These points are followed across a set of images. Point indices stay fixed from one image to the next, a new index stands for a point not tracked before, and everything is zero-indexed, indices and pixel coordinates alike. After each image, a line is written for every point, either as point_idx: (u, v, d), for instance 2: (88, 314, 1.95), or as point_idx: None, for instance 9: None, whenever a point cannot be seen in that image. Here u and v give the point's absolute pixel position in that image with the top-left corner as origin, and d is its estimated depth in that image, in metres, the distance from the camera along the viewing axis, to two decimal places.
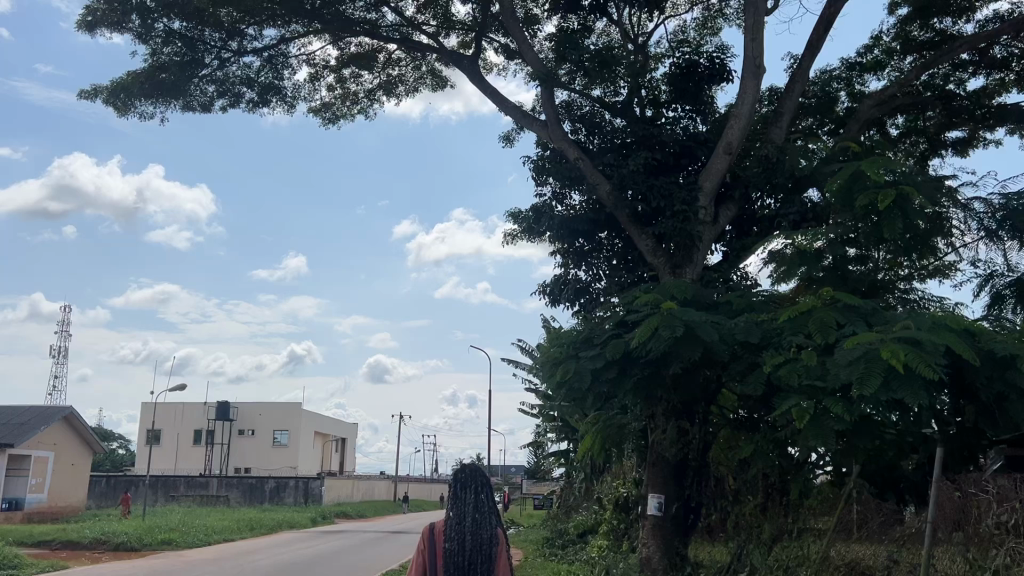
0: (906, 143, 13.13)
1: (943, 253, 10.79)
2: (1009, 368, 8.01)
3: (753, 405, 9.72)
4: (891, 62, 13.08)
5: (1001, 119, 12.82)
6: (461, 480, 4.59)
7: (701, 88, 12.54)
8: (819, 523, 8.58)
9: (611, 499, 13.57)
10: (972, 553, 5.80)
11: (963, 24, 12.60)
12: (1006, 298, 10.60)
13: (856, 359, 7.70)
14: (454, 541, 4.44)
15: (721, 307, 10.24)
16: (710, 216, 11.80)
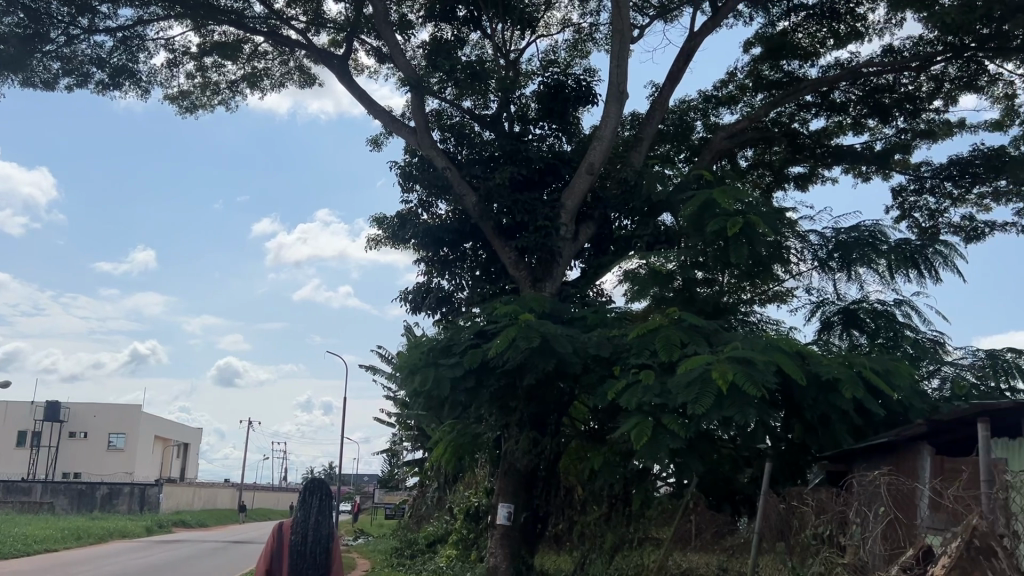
0: (754, 174, 14.16)
1: (781, 280, 11.52)
2: (832, 390, 8.64)
3: (604, 418, 10.04)
4: (743, 98, 13.90)
5: (837, 159, 13.75)
6: (308, 489, 4.52)
7: (567, 109, 12.85)
8: (658, 532, 8.87)
9: (461, 509, 13.59)
10: (793, 561, 6.20)
11: (808, 67, 13.44)
12: (833, 324, 11.47)
13: (692, 380, 8.15)
14: (298, 535, 4.42)
15: (576, 322, 10.53)
16: (571, 233, 12.12)
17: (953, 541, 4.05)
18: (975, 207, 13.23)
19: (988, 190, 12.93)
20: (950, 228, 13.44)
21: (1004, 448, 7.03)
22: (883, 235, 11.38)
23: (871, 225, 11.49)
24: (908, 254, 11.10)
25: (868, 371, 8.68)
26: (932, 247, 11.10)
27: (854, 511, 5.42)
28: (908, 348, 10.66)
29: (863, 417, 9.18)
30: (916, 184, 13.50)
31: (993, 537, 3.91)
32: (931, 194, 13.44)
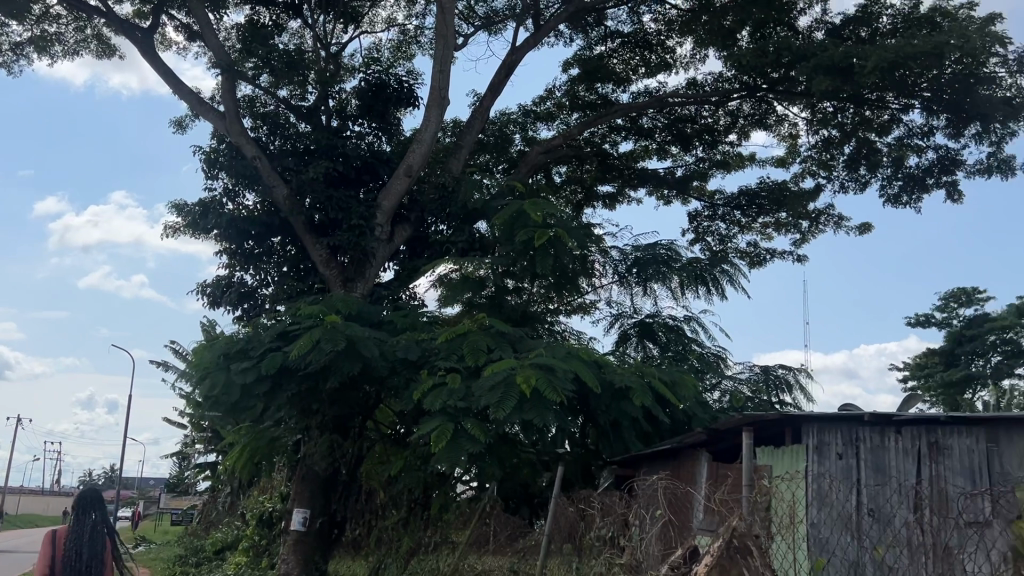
0: (567, 190, 14.79)
1: (585, 292, 12.02)
2: (624, 398, 9.12)
3: (407, 422, 9.99)
4: (560, 115, 14.45)
5: (642, 181, 14.54)
6: (79, 498, 4.66)
7: (388, 108, 12.72)
8: (455, 536, 8.93)
9: (254, 515, 13.06)
10: (577, 562, 6.46)
11: (620, 92, 14.14)
12: (630, 336, 12.08)
13: (496, 384, 8.29)
14: (71, 542, 4.55)
15: (385, 325, 10.42)
16: (386, 235, 12.01)
17: (716, 541, 4.37)
18: (759, 235, 14.49)
19: (770, 220, 14.19)
20: (736, 253, 14.61)
21: (768, 455, 7.69)
22: (677, 254, 12.15)
23: (667, 245, 12.24)
24: (698, 272, 11.95)
25: (658, 382, 9.21)
26: (719, 268, 12.03)
27: (634, 514, 5.72)
28: (694, 362, 11.48)
29: (651, 424, 9.74)
30: (710, 211, 14.55)
31: (750, 538, 4.26)
32: (722, 221, 14.54)
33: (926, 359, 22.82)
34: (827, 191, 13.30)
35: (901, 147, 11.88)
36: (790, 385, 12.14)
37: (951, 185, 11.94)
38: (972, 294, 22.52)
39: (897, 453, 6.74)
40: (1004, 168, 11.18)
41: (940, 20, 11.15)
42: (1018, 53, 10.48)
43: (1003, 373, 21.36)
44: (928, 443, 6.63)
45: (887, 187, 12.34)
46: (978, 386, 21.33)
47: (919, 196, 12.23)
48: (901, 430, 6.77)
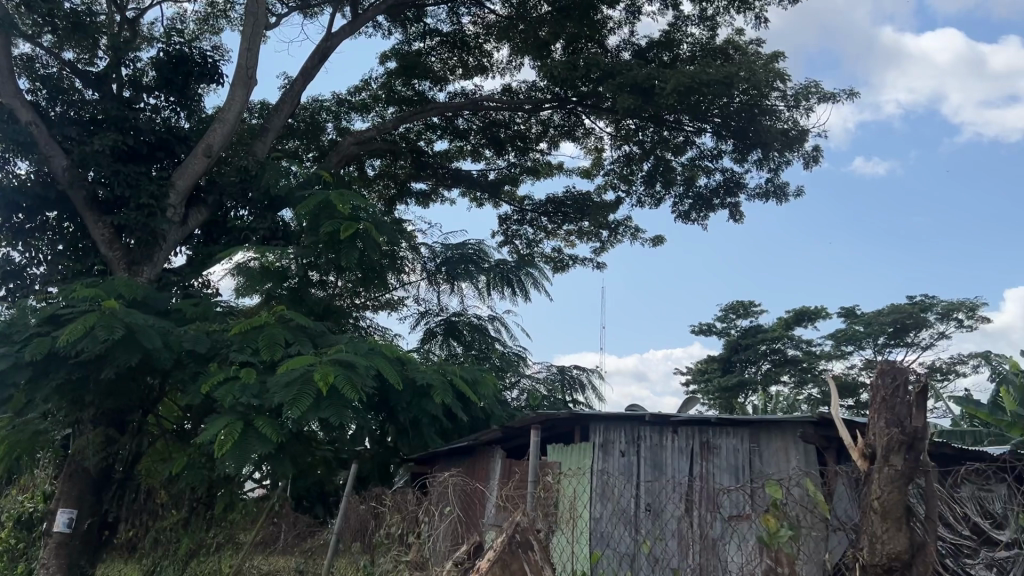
0: (379, 184, 14.65)
1: (392, 288, 11.93)
2: (424, 396, 9.12)
3: (194, 416, 9.45)
4: (375, 108, 14.26)
5: (455, 181, 14.65)
6: None
7: (188, 83, 11.96)
8: (240, 536, 8.55)
9: (10, 516, 11.82)
10: (363, 560, 6.39)
11: (437, 90, 14.16)
12: (435, 334, 12.11)
13: (293, 380, 8.01)
14: None
15: (172, 314, 9.80)
16: (179, 217, 11.30)
17: (499, 535, 4.46)
18: (562, 242, 15.03)
19: (573, 229, 14.72)
20: (542, 257, 15.08)
21: (558, 452, 7.99)
22: (485, 255, 12.35)
23: (476, 245, 12.41)
24: (504, 274, 12.19)
25: (459, 379, 9.27)
26: (524, 271, 12.28)
27: (423, 510, 5.72)
28: (496, 360, 11.72)
29: (450, 421, 9.81)
30: (519, 215, 14.92)
31: (532, 532, 4.39)
32: (530, 226, 14.94)
33: (706, 365, 24.48)
34: (626, 203, 14.03)
35: (693, 168, 12.72)
36: (583, 384, 12.69)
37: (734, 206, 12.98)
38: (749, 307, 24.61)
39: (674, 451, 7.20)
40: (779, 194, 12.30)
41: (732, 52, 12.10)
42: (794, 89, 11.55)
43: (771, 380, 23.53)
44: (699, 442, 7.11)
45: (679, 204, 13.23)
46: (749, 391, 23.37)
47: (707, 214, 13.24)
48: (677, 430, 7.24)
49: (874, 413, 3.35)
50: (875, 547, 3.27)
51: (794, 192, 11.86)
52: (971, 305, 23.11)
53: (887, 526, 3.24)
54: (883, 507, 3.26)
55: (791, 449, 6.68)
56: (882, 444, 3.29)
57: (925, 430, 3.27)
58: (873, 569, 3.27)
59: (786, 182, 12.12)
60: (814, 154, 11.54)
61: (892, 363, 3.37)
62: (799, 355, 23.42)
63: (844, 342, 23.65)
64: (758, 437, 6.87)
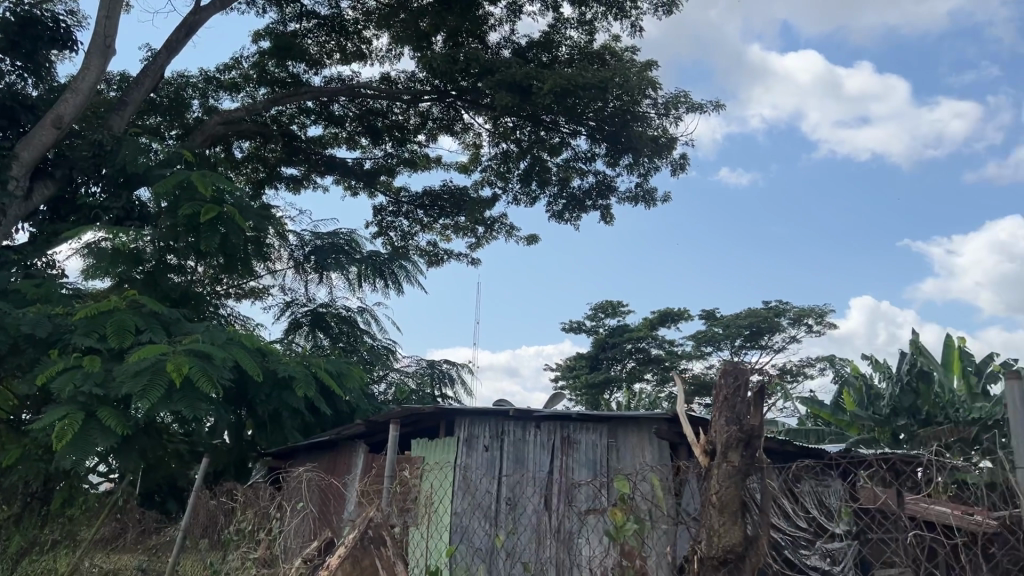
0: (247, 167, 14.15)
1: (257, 275, 11.54)
2: (285, 388, 8.87)
3: (31, 405, 8.82)
4: (245, 88, 13.77)
5: (329, 168, 14.35)
6: None
7: (38, 48, 11.13)
8: (78, 533, 8.05)
9: None
10: (211, 557, 6.14)
11: (312, 74, 13.80)
12: (301, 325, 11.78)
13: (142, 370, 7.56)
14: None
15: (10, 295, 9.11)
16: (22, 190, 10.53)
17: (351, 531, 4.38)
18: (438, 236, 14.95)
19: (448, 223, 14.68)
20: (416, 251, 14.96)
21: (422, 446, 7.94)
22: (356, 245, 12.13)
23: (348, 235, 12.18)
24: (376, 265, 11.97)
25: (323, 372, 9.04)
26: (397, 263, 12.03)
27: (275, 506, 5.54)
28: (363, 353, 11.55)
29: (313, 415, 9.59)
30: (394, 206, 14.75)
31: (385, 528, 4.33)
32: (405, 218, 14.80)
33: (574, 362, 24.98)
34: (502, 200, 14.11)
35: (567, 169, 12.94)
36: (452, 379, 12.69)
37: (605, 208, 13.31)
38: (616, 307, 25.33)
39: (535, 446, 7.26)
40: (647, 198, 12.69)
41: (608, 58, 12.39)
42: (665, 98, 11.93)
43: (636, 378, 24.29)
44: (560, 437, 7.20)
45: (553, 204, 13.44)
46: (615, 387, 24.01)
47: (580, 215, 13.51)
48: (540, 425, 7.32)
49: (716, 411, 3.50)
50: (712, 540, 3.41)
51: (661, 197, 12.27)
52: (819, 311, 24.66)
53: (723, 519, 3.39)
54: (720, 502, 3.40)
55: (646, 445, 6.91)
56: (721, 441, 3.44)
57: (761, 429, 3.44)
58: (709, 560, 3.41)
59: (654, 187, 12.52)
60: (682, 162, 11.96)
61: (734, 364, 3.53)
62: (662, 354, 24.34)
63: (703, 343, 24.72)
64: (615, 433, 7.06)
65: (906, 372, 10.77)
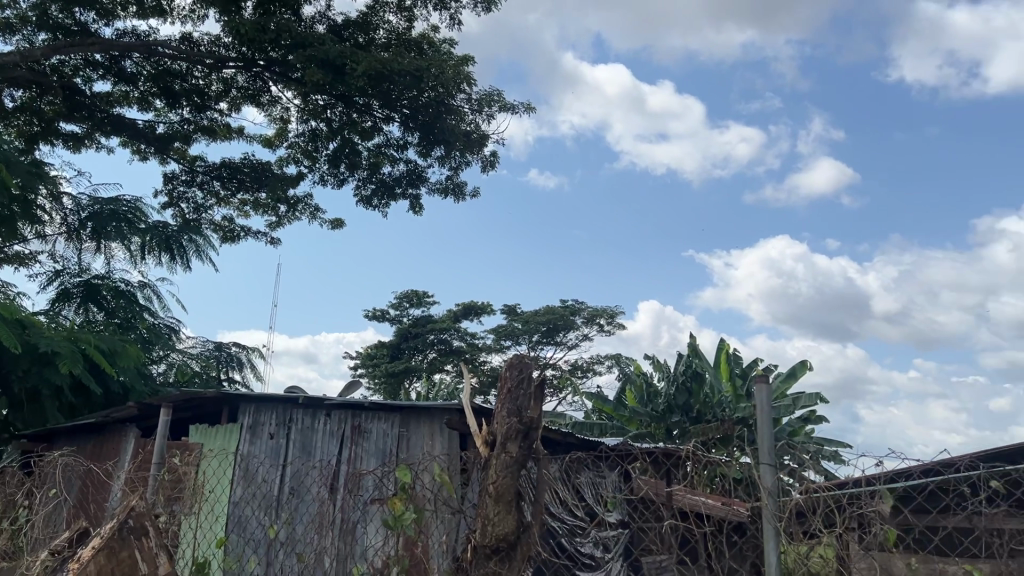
0: (18, 119, 12.79)
1: (23, 238, 10.44)
2: (46, 364, 8.10)
3: None
4: (22, 30, 12.47)
5: (116, 129, 13.29)
6: None
7: None
8: None
9: None
10: None
11: (103, 25, 12.67)
12: (70, 296, 10.70)
13: None
14: None
15: None
16: None
17: (109, 520, 4.05)
18: (235, 211, 14.22)
19: (248, 199, 14.03)
20: (209, 225, 14.18)
21: (201, 432, 7.53)
22: (141, 214, 11.25)
23: (132, 203, 11.26)
24: (163, 237, 11.18)
25: (93, 350, 8.32)
26: (185, 236, 11.45)
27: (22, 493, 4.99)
28: (142, 331, 10.77)
29: (77, 395, 8.81)
30: (188, 176, 13.86)
31: (147, 518, 4.04)
32: (199, 189, 13.97)
33: (374, 350, 24.69)
34: (306, 179, 13.65)
35: (378, 154, 12.74)
36: (241, 362, 12.14)
37: (413, 197, 13.24)
38: (421, 297, 25.33)
39: (324, 435, 7.09)
40: (456, 191, 12.77)
41: (425, 47, 12.35)
42: (479, 94, 12.03)
43: (435, 368, 24.39)
44: (350, 426, 7.08)
45: (361, 188, 13.20)
46: (413, 377, 24.01)
47: (388, 202, 13.37)
48: (330, 413, 7.15)
49: (499, 402, 3.58)
50: (486, 528, 3.48)
51: (469, 191, 12.39)
52: (611, 312, 25.97)
53: (499, 508, 3.46)
54: (497, 491, 3.47)
55: (436, 435, 6.87)
56: (501, 432, 3.51)
57: (539, 420, 3.55)
58: (482, 549, 3.48)
59: (464, 181, 12.61)
60: (491, 159, 12.12)
61: (520, 357, 3.63)
62: (462, 346, 24.64)
63: (502, 337, 25.28)
64: (407, 423, 7.00)
65: (682, 373, 11.80)
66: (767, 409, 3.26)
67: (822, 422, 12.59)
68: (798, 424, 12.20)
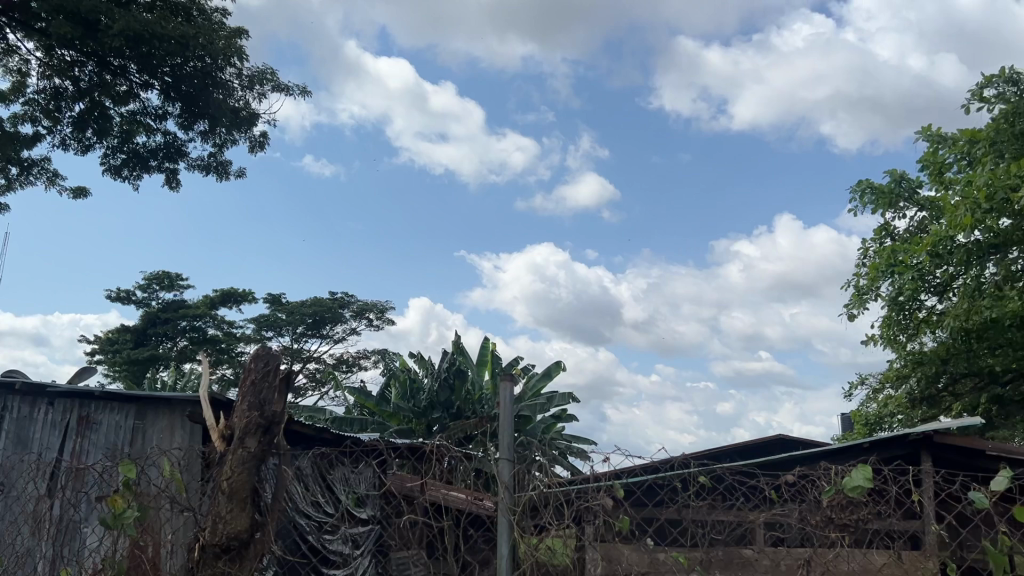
0: None
1: None
2: None
3: None
4: None
5: None
6: None
7: None
8: None
9: None
10: None
11: None
12: None
13: None
14: None
15: None
16: None
17: None
18: None
19: None
20: None
21: None
22: None
23: None
24: None
25: None
26: None
27: None
28: None
29: None
30: None
31: None
32: None
33: (116, 335, 22.66)
34: (45, 142, 12.27)
35: (132, 121, 11.73)
36: None
37: (170, 171, 12.36)
38: (174, 280, 23.72)
39: (45, 426, 6.45)
40: (220, 170, 12.08)
41: (195, 14, 11.56)
42: (250, 71, 11.52)
43: (185, 357, 23.01)
44: (77, 417, 6.46)
45: (110, 157, 12.06)
46: (160, 366, 22.43)
47: (140, 174, 12.35)
48: (54, 403, 6.51)
49: (240, 395, 3.41)
50: (216, 526, 3.30)
51: (234, 171, 11.77)
52: (380, 306, 25.82)
53: (231, 506, 3.31)
54: (231, 488, 3.31)
55: (176, 429, 6.30)
56: (240, 426, 3.35)
57: (283, 415, 3.43)
58: (210, 548, 3.30)
59: (229, 160, 11.96)
60: (261, 140, 11.59)
61: (266, 349, 3.47)
62: (218, 335, 23.31)
63: (263, 327, 24.24)
64: (144, 415, 6.38)
65: (446, 369, 11.90)
66: (510, 407, 3.38)
67: (572, 420, 13.34)
68: (550, 422, 12.83)
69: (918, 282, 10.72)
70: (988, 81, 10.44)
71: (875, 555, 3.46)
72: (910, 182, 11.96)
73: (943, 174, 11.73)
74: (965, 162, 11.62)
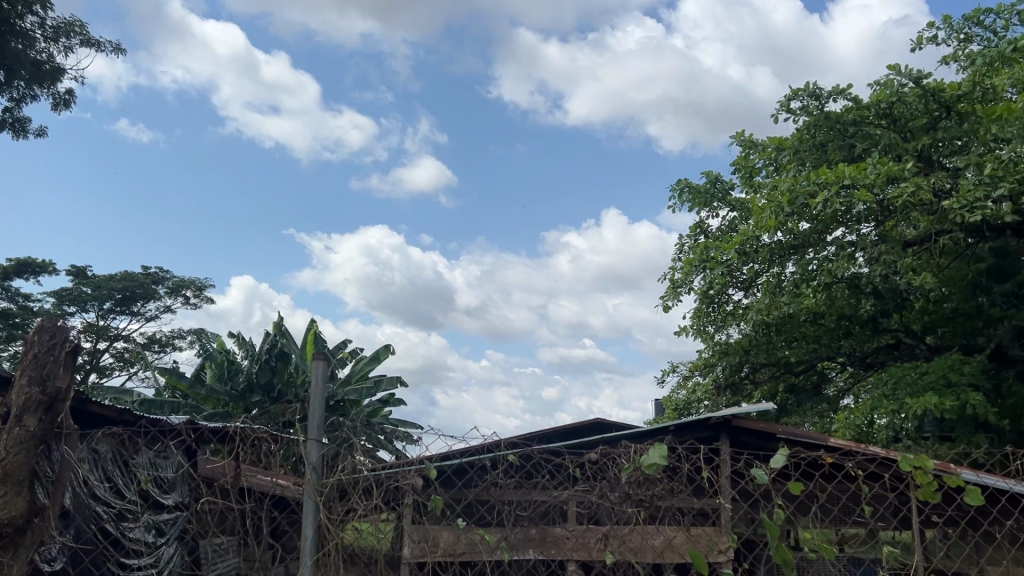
0: None
1: None
2: None
3: None
4: None
5: None
6: None
7: None
8: None
9: None
10: None
11: None
12: None
13: None
14: None
15: None
16: None
17: None
18: None
19: None
20: None
21: None
22: None
23: None
24: None
25: None
26: None
27: None
28: None
29: None
30: None
31: None
32: None
33: None
34: None
35: None
36: None
37: None
38: None
39: None
40: (16, 126, 11.02)
41: None
42: (55, 22, 10.59)
43: None
44: None
45: None
46: None
47: None
48: None
49: (19, 369, 3.12)
50: None
51: (32, 129, 10.77)
52: (198, 285, 24.55)
53: (4, 490, 3.01)
54: (4, 470, 3.03)
55: None
56: (17, 403, 3.07)
57: (68, 391, 3.17)
58: None
59: (27, 117, 10.93)
60: (66, 97, 10.67)
61: (52, 320, 3.20)
62: (11, 309, 21.44)
63: (65, 302, 22.39)
64: None
65: (266, 351, 11.59)
66: (321, 386, 3.30)
67: (399, 404, 13.27)
68: (376, 406, 12.71)
69: (727, 277, 11.43)
70: (794, 94, 11.30)
71: (668, 529, 3.67)
72: (723, 184, 12.77)
73: (753, 178, 12.61)
74: (771, 168, 12.60)
